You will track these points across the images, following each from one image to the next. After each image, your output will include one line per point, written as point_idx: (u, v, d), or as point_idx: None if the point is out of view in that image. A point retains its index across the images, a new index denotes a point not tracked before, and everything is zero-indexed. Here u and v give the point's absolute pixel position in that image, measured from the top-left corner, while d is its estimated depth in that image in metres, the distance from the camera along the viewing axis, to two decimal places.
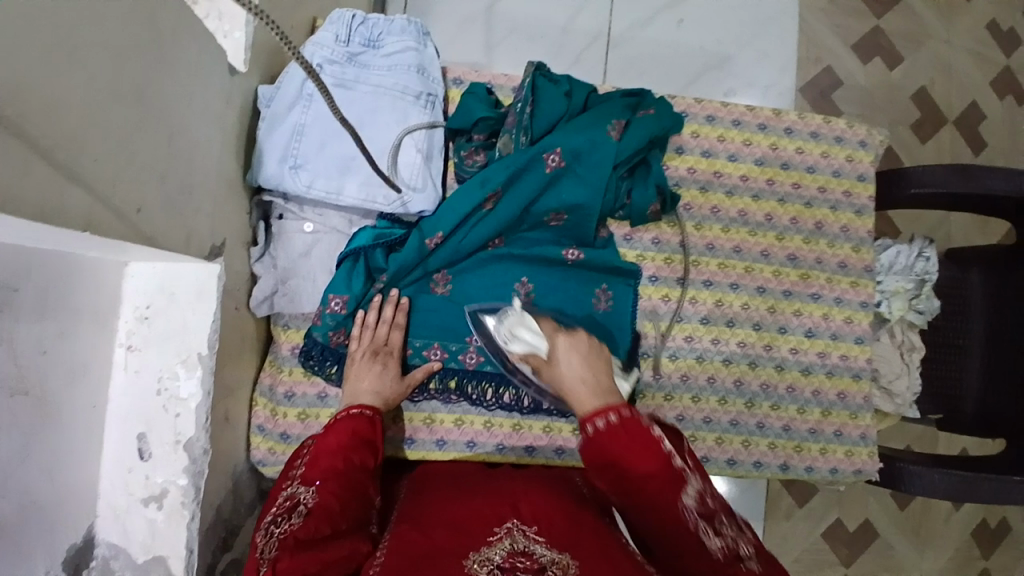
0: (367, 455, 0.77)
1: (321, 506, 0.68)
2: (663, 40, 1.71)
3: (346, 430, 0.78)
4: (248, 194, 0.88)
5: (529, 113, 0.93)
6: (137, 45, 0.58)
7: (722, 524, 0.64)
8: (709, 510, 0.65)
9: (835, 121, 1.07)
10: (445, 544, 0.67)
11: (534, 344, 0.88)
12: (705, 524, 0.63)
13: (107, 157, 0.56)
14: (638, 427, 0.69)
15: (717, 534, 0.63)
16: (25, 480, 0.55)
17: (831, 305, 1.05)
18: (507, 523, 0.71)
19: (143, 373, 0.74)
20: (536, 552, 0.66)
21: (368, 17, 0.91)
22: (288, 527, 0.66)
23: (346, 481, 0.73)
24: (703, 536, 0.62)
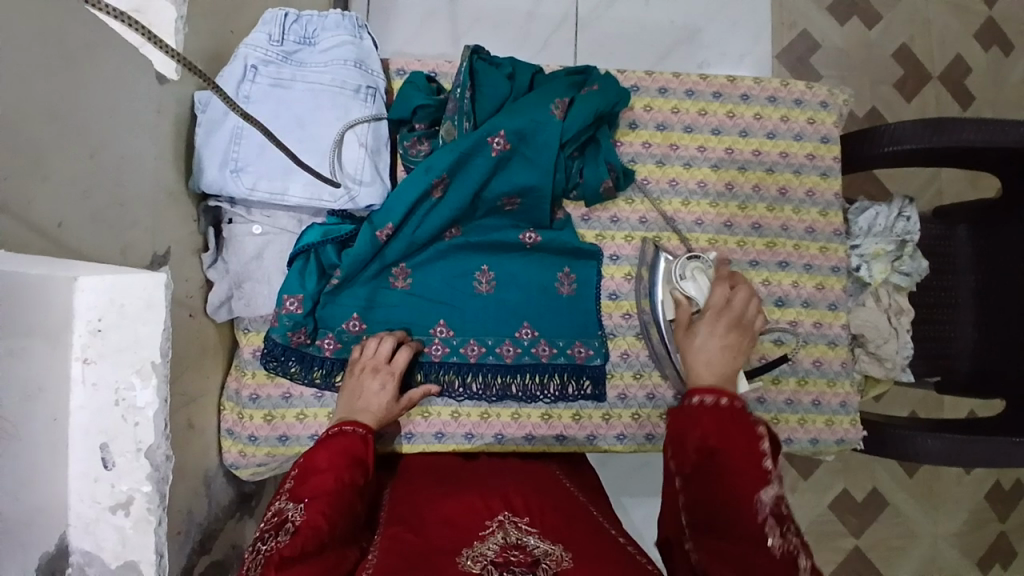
0: (358, 471, 0.75)
1: (309, 524, 0.66)
2: (632, 17, 1.68)
3: (338, 447, 0.76)
4: (193, 201, 0.88)
5: (470, 99, 0.92)
6: (44, 63, 0.58)
7: (790, 530, 0.62)
8: (783, 514, 0.62)
9: (793, 84, 1.04)
10: (441, 543, 0.69)
11: (698, 295, 0.90)
12: (774, 523, 0.62)
13: (18, 173, 0.56)
14: (739, 416, 0.69)
15: (781, 536, 0.61)
16: None
17: (801, 272, 1.02)
18: (498, 517, 0.74)
19: (101, 386, 0.74)
20: (531, 544, 0.67)
21: (302, 15, 0.91)
22: (275, 545, 0.64)
23: (336, 497, 0.71)
24: (767, 533, 0.61)
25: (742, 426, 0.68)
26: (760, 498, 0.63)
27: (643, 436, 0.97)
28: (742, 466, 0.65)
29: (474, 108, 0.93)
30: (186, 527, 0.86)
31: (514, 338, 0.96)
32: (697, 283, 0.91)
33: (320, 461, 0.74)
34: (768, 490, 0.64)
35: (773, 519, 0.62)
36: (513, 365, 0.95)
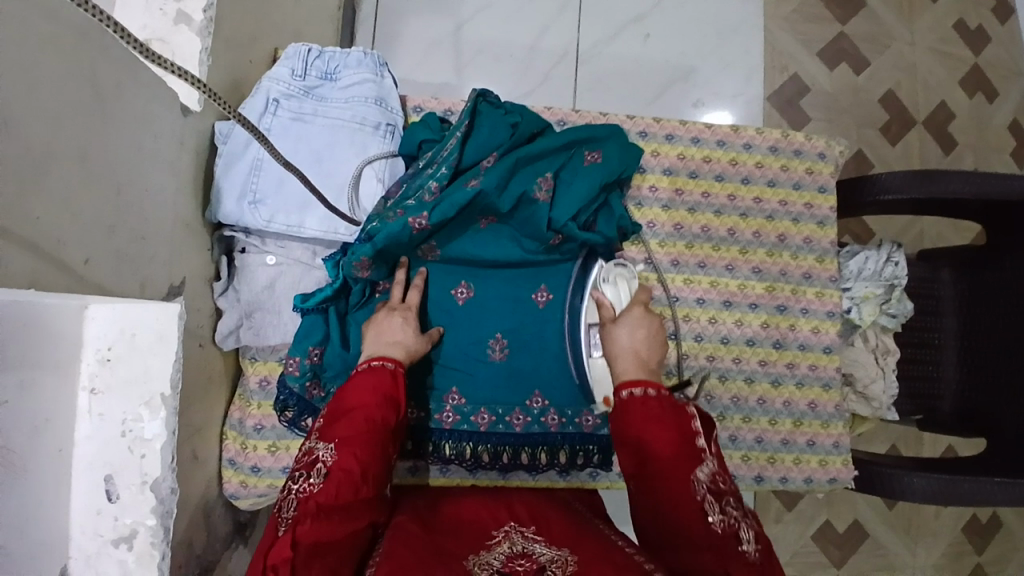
0: (390, 411, 0.75)
1: (342, 468, 0.67)
2: (630, 55, 1.73)
3: (369, 386, 0.75)
4: (208, 230, 0.88)
5: (466, 139, 0.91)
6: (78, 103, 0.59)
7: (729, 505, 0.67)
8: (720, 489, 0.68)
9: (794, 134, 1.08)
10: (450, 547, 0.69)
11: (619, 297, 0.95)
12: (712, 500, 0.66)
13: (51, 213, 0.56)
14: (673, 405, 0.75)
15: (722, 512, 0.65)
16: None
17: (798, 316, 1.04)
18: (505, 528, 0.76)
19: (107, 416, 0.73)
20: (536, 552, 0.67)
21: (324, 51, 0.93)
22: (308, 487, 0.66)
23: (369, 441, 0.71)
24: (706, 509, 0.65)
25: (677, 416, 0.74)
26: (696, 476, 0.68)
27: None
28: (677, 449, 0.71)
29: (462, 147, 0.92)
30: (187, 560, 0.84)
31: (524, 407, 0.96)
32: (616, 290, 0.95)
33: (353, 398, 0.74)
34: (703, 468, 0.69)
35: (711, 496, 0.67)
36: (524, 434, 0.96)
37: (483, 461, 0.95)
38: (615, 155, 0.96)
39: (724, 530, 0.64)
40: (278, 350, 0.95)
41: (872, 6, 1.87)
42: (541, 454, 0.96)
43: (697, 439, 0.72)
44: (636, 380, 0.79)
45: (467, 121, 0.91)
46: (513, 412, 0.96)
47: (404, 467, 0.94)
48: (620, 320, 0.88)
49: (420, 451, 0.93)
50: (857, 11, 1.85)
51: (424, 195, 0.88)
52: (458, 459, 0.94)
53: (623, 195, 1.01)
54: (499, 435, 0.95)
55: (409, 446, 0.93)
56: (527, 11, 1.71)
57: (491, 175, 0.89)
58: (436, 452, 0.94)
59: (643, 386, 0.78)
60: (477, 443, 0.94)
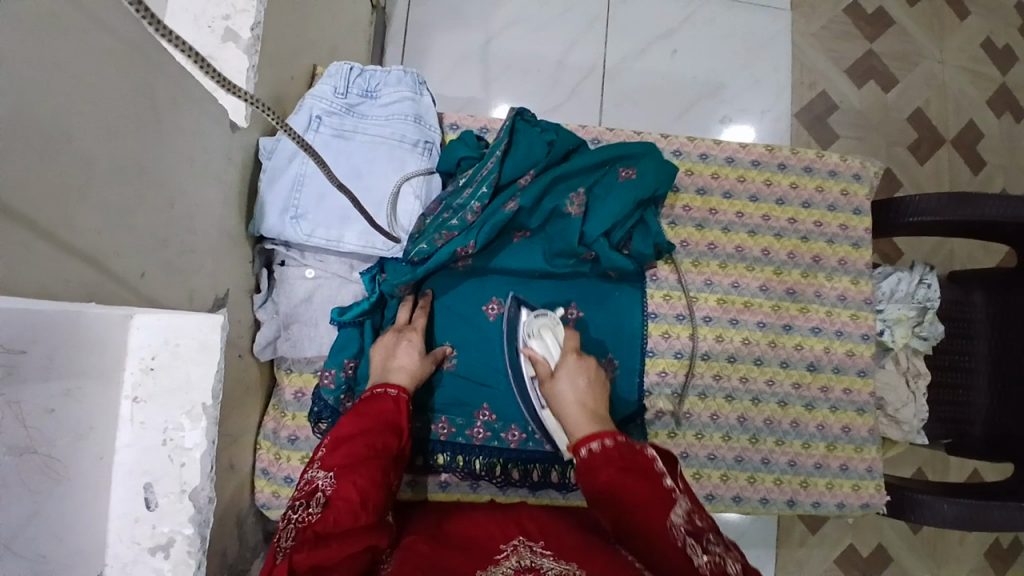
0: (389, 440, 0.75)
1: (341, 497, 0.67)
2: (656, 70, 1.74)
3: (366, 416, 0.76)
4: (250, 242, 0.90)
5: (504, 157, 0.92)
6: (137, 121, 0.60)
7: (710, 542, 0.63)
8: (698, 530, 0.65)
9: (828, 155, 1.08)
10: (455, 563, 0.65)
11: (547, 352, 0.89)
12: (692, 542, 0.63)
13: (107, 228, 0.58)
14: (632, 452, 0.71)
15: (705, 552, 0.62)
16: (33, 544, 0.58)
17: (832, 338, 1.03)
18: (513, 541, 0.70)
19: (148, 425, 0.75)
20: (544, 566, 0.63)
21: (365, 70, 0.95)
22: (307, 516, 0.66)
23: (368, 467, 0.70)
24: (691, 553, 0.62)
25: (640, 458, 0.70)
26: (672, 519, 0.65)
27: None
28: (647, 495, 0.67)
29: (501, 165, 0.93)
30: (220, 568, 0.85)
31: None
32: (545, 340, 0.90)
33: (350, 430, 0.74)
34: (676, 509, 0.66)
35: (691, 538, 0.63)
36: (554, 453, 0.96)
37: (512, 478, 0.95)
38: (651, 171, 0.95)
39: (715, 571, 0.60)
40: (313, 361, 0.96)
41: (900, 25, 1.86)
42: (570, 472, 0.96)
43: (664, 479, 0.69)
44: (591, 435, 0.74)
45: (506, 139, 0.92)
46: (542, 430, 0.96)
47: (434, 482, 0.94)
48: (559, 375, 0.84)
49: (451, 466, 0.94)
50: (886, 29, 1.85)
51: (465, 214, 0.91)
52: (488, 475, 0.94)
53: (657, 213, 1.01)
54: (529, 453, 0.96)
55: (439, 461, 0.93)
56: (556, 25, 1.73)
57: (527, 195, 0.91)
58: (466, 467, 0.94)
59: (597, 439, 0.74)
60: (507, 460, 0.95)
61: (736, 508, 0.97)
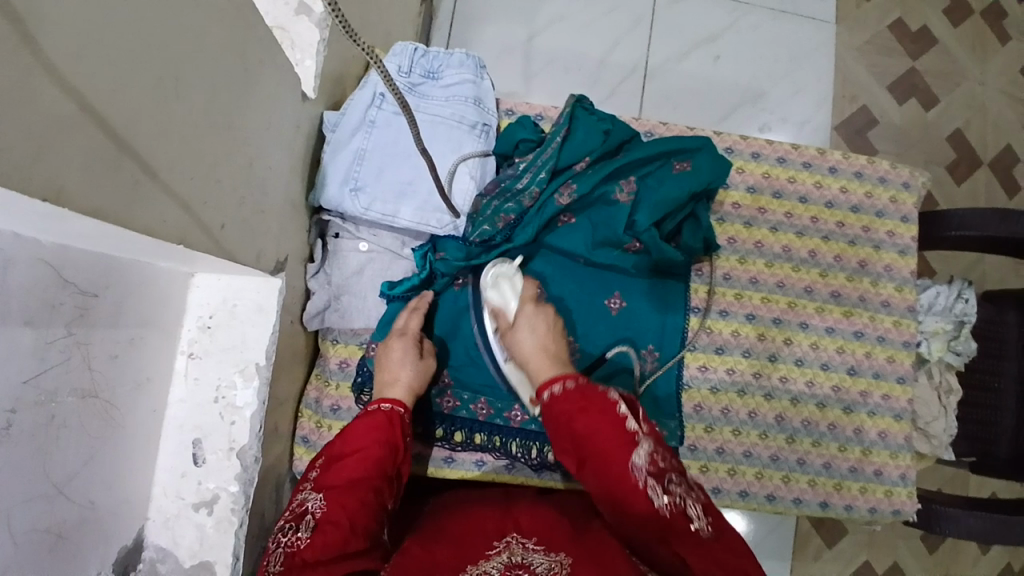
0: (384, 461, 0.75)
1: (329, 520, 0.66)
2: (698, 74, 1.74)
3: (357, 436, 0.76)
4: (308, 212, 0.92)
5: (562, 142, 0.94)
6: (230, 77, 0.62)
7: (672, 482, 0.66)
8: (659, 468, 0.66)
9: (879, 162, 1.08)
10: (447, 562, 0.66)
11: (506, 302, 0.89)
12: (654, 483, 0.65)
13: (201, 178, 0.60)
14: (594, 393, 0.73)
15: (666, 493, 0.64)
16: (83, 484, 0.61)
17: (874, 343, 1.03)
18: (506, 537, 0.71)
19: (202, 382, 0.80)
20: (534, 564, 0.65)
21: (429, 51, 0.96)
22: (296, 540, 0.65)
23: (357, 491, 0.70)
24: (652, 494, 0.65)
25: (603, 401, 0.72)
26: (634, 462, 0.66)
27: (710, 490, 0.97)
28: (608, 438, 0.69)
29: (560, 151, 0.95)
30: (260, 529, 0.87)
31: None
32: (501, 290, 0.90)
33: (342, 451, 0.74)
34: (639, 451, 0.67)
35: (652, 476, 0.66)
36: None
37: (549, 461, 0.95)
38: (706, 167, 0.95)
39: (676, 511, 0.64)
40: (359, 334, 0.97)
41: (947, 42, 1.85)
42: None
43: (628, 422, 0.70)
44: (555, 378, 0.78)
45: (566, 125, 0.94)
46: None
47: (468, 459, 0.96)
48: (519, 324, 0.87)
49: (487, 447, 0.95)
50: (932, 45, 1.84)
51: (525, 199, 0.94)
52: (524, 457, 0.95)
53: (708, 209, 1.01)
54: None
55: (476, 440, 0.94)
56: (600, 25, 1.74)
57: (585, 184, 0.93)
58: (503, 449, 0.95)
59: (559, 384, 0.77)
60: (544, 443, 0.95)
61: (769, 506, 0.97)
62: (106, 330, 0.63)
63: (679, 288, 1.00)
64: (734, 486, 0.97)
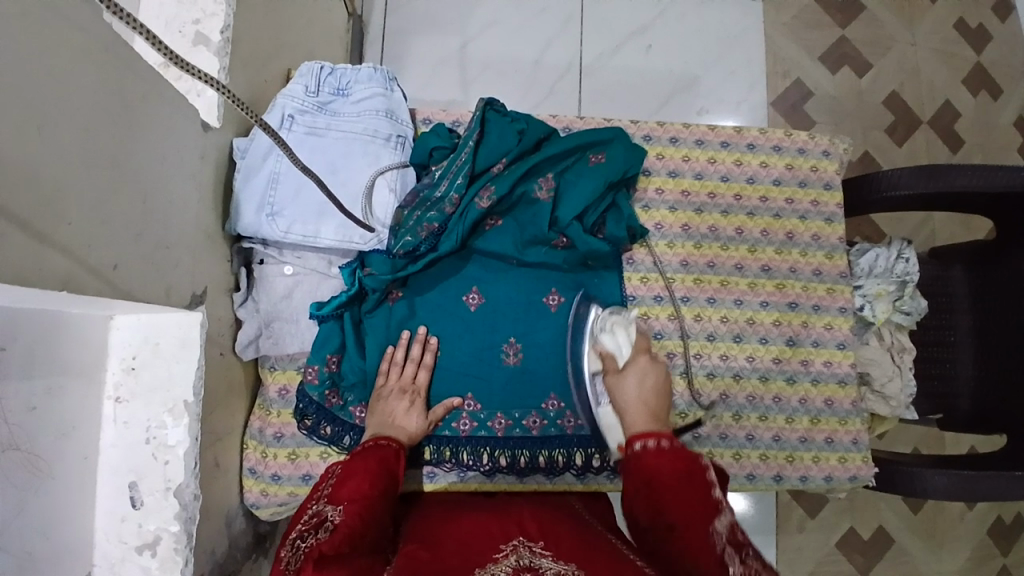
0: (391, 483, 0.76)
1: (345, 525, 0.67)
2: (632, 66, 1.76)
3: (374, 457, 0.78)
4: (228, 242, 0.91)
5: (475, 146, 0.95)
6: (107, 115, 0.62)
7: (749, 556, 0.63)
8: (738, 541, 0.64)
9: (797, 134, 1.09)
10: (455, 564, 0.65)
11: (619, 349, 0.91)
12: (732, 551, 0.62)
13: (83, 219, 0.59)
14: (685, 457, 0.72)
15: (741, 563, 0.61)
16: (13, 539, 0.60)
17: (810, 312, 1.04)
18: (513, 541, 0.70)
19: (131, 424, 0.77)
20: (542, 566, 0.63)
21: (336, 68, 0.96)
22: (314, 541, 0.66)
23: (371, 506, 0.71)
24: (727, 561, 0.61)
25: (688, 461, 0.71)
26: (714, 528, 0.65)
27: None
28: (697, 497, 0.68)
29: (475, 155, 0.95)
30: (209, 567, 0.86)
31: (540, 410, 0.97)
32: (615, 337, 0.93)
33: (357, 465, 0.76)
34: (719, 519, 0.66)
35: (730, 546, 0.63)
36: (541, 437, 0.97)
37: (501, 465, 0.95)
38: (620, 155, 0.98)
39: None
40: (296, 358, 0.97)
41: (870, 11, 1.89)
42: (558, 456, 0.97)
43: (714, 491, 0.69)
44: (648, 432, 0.76)
45: (477, 129, 0.95)
46: (528, 415, 0.97)
47: (420, 473, 0.95)
48: (627, 370, 0.86)
49: (438, 459, 0.94)
50: (856, 15, 1.88)
51: (445, 206, 0.93)
52: (476, 464, 0.95)
53: (630, 196, 1.03)
54: (516, 439, 0.96)
55: (426, 455, 0.94)
56: (531, 27, 1.75)
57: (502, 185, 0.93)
58: (454, 458, 0.95)
59: (654, 437, 0.75)
60: (495, 448, 0.95)
61: None
62: (23, 381, 0.61)
63: (613, 279, 1.01)
64: None
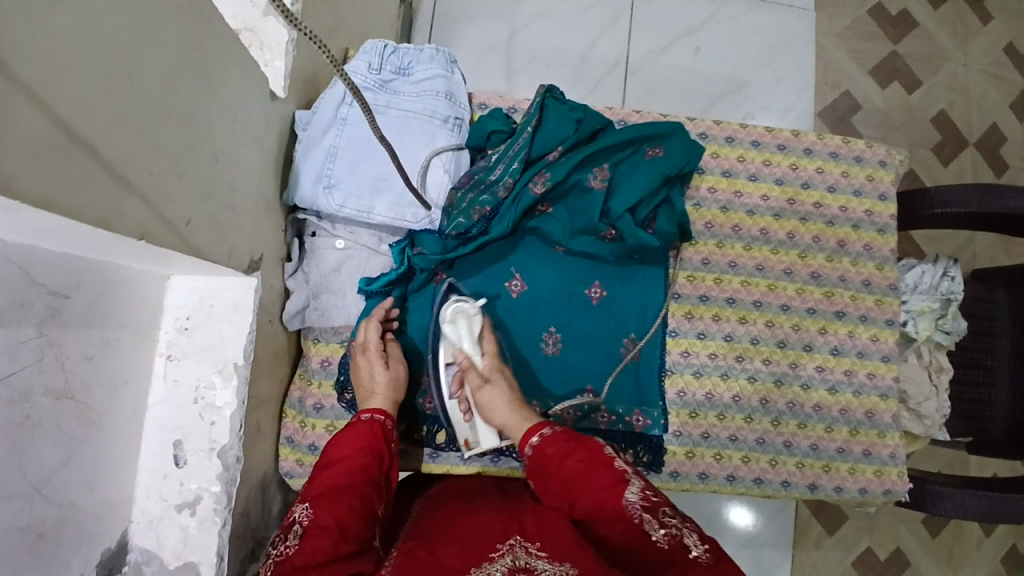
0: (371, 466, 0.76)
1: (318, 526, 0.66)
2: (679, 66, 1.75)
3: (349, 445, 0.77)
4: (283, 212, 0.93)
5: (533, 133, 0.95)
6: (189, 71, 0.63)
7: (667, 516, 0.65)
8: (653, 504, 0.67)
9: (854, 142, 1.08)
10: (454, 564, 0.64)
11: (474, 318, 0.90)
12: (649, 517, 0.66)
13: (161, 171, 0.60)
14: (581, 442, 0.77)
15: (662, 526, 0.64)
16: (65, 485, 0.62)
17: (856, 323, 1.03)
18: (510, 540, 0.69)
19: (181, 382, 0.81)
20: (538, 568, 0.63)
21: (399, 47, 0.96)
22: (285, 549, 0.65)
23: (346, 497, 0.70)
24: (648, 528, 0.64)
25: (581, 446, 0.76)
26: (626, 499, 0.68)
27: (696, 475, 0.96)
28: (598, 479, 0.72)
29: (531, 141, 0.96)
30: (244, 531, 0.87)
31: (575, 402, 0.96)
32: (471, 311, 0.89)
33: (333, 456, 0.76)
34: (630, 490, 0.69)
35: (646, 512, 0.66)
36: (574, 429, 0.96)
37: None
38: (679, 150, 0.97)
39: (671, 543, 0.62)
40: (340, 332, 0.97)
41: (926, 25, 1.86)
42: None
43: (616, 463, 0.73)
44: (535, 427, 0.82)
45: (536, 115, 0.95)
46: (564, 407, 0.95)
47: (453, 453, 0.96)
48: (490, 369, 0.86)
49: None
50: (911, 29, 1.85)
51: (499, 190, 0.94)
52: (509, 449, 0.95)
53: (683, 193, 1.02)
54: None
55: (460, 436, 0.96)
56: (580, 21, 1.75)
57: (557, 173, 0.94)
58: None
59: (541, 432, 0.81)
60: None
61: (757, 489, 0.97)
62: (81, 330, 0.63)
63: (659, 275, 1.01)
64: (719, 470, 0.97)
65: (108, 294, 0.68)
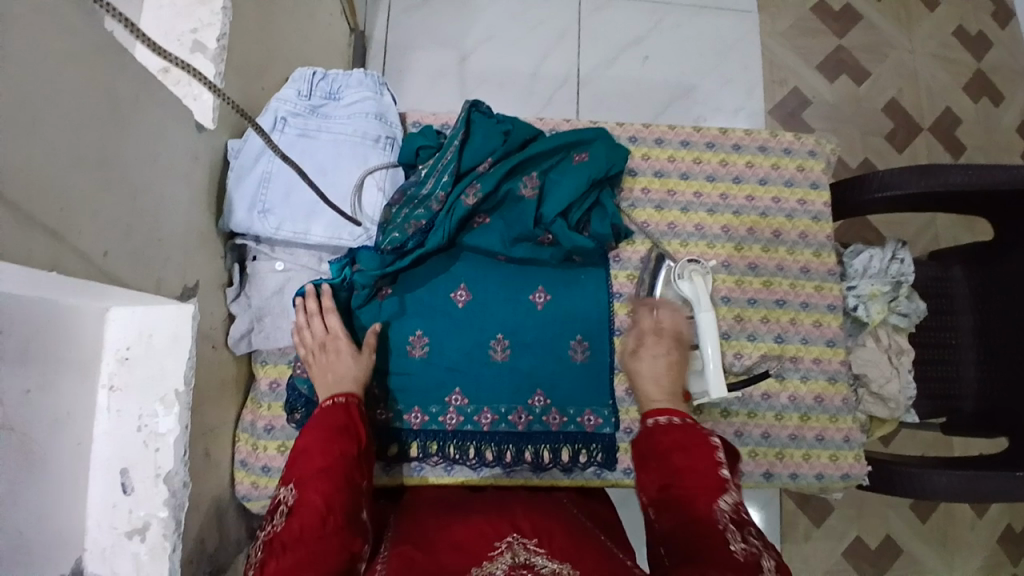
0: (348, 444, 0.76)
1: (304, 504, 0.68)
2: (630, 76, 1.79)
3: (321, 426, 0.77)
4: (221, 239, 0.95)
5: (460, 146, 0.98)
6: (97, 114, 0.65)
7: (751, 535, 0.64)
8: (741, 520, 0.66)
9: (782, 134, 1.11)
10: (445, 561, 0.68)
11: (693, 296, 0.96)
12: (733, 530, 0.64)
13: (72, 208, 0.62)
14: (696, 433, 0.74)
15: (743, 541, 0.62)
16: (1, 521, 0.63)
17: (798, 309, 1.05)
18: (507, 539, 0.72)
19: (124, 413, 0.80)
20: (538, 564, 0.66)
21: (328, 74, 1.00)
22: (273, 528, 0.67)
23: (332, 473, 0.72)
24: (728, 538, 0.63)
25: (697, 436, 0.74)
26: (718, 506, 0.67)
27: None
28: (701, 474, 0.70)
29: (460, 155, 0.99)
30: (198, 557, 0.87)
31: (526, 406, 0.98)
32: (693, 285, 0.97)
33: (303, 441, 0.75)
34: (725, 498, 0.68)
35: (733, 525, 0.65)
36: (526, 433, 0.97)
37: (487, 459, 0.96)
38: (603, 155, 1.00)
39: (747, 557, 0.61)
40: (286, 352, 1.01)
41: (868, 19, 1.90)
42: (544, 451, 0.97)
43: (721, 471, 0.70)
44: (662, 410, 0.79)
45: (462, 130, 0.98)
46: (514, 411, 0.97)
47: (407, 465, 0.96)
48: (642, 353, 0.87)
49: (424, 453, 0.95)
50: (854, 24, 1.89)
51: (432, 203, 0.96)
52: (462, 458, 0.96)
53: (615, 194, 1.05)
54: (502, 435, 0.97)
55: (411, 449, 0.95)
56: (530, 39, 1.79)
57: (486, 183, 0.96)
58: (440, 452, 0.95)
59: (670, 416, 0.78)
60: (481, 443, 0.96)
61: None
62: (19, 366, 0.64)
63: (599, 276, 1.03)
64: None
65: (48, 328, 0.69)
